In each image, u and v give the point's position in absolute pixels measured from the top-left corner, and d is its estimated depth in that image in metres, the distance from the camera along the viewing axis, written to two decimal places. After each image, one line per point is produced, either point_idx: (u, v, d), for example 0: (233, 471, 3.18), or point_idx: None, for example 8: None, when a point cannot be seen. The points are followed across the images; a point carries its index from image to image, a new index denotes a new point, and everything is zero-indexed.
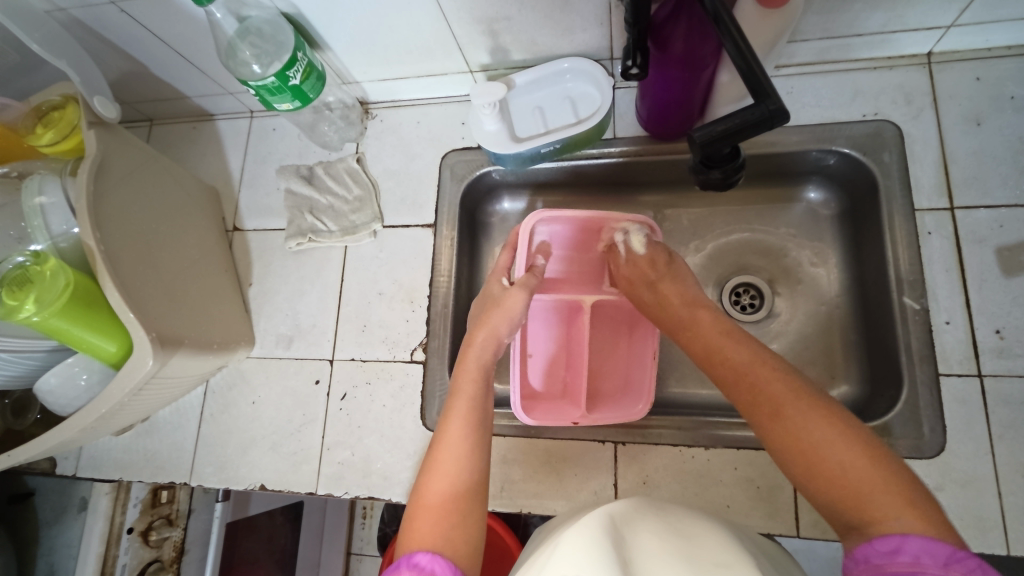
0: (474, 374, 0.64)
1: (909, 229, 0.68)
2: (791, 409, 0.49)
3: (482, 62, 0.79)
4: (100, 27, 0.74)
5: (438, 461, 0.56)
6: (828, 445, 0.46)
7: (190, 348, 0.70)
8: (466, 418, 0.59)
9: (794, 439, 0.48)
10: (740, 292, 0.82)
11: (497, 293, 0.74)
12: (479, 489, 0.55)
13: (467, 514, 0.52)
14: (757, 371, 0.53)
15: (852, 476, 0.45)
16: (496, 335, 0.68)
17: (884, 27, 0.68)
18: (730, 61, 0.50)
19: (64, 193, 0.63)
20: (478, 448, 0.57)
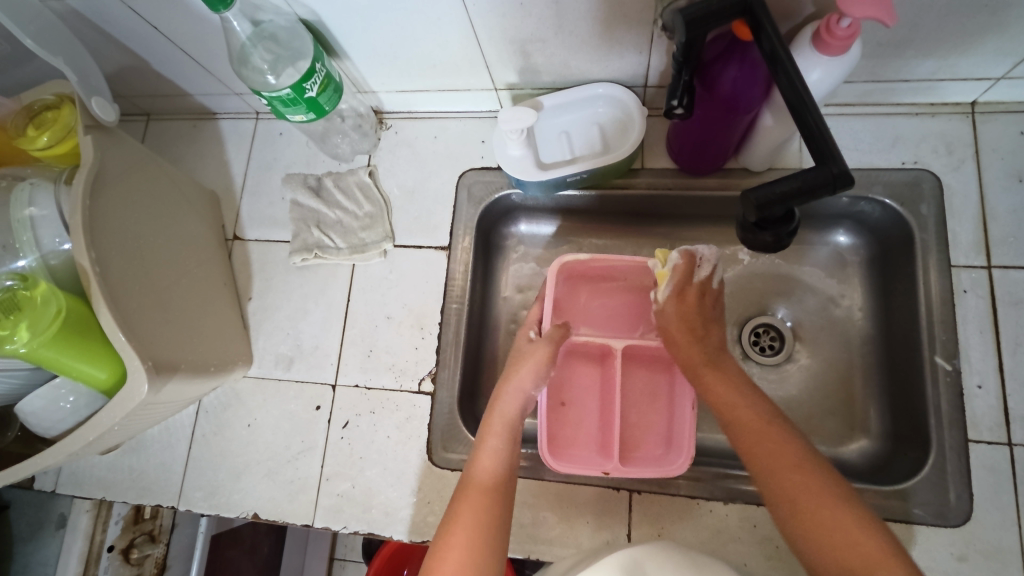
0: (501, 429, 0.62)
1: (945, 286, 0.66)
2: (797, 474, 0.49)
3: (509, 81, 0.75)
4: (101, 20, 0.69)
5: (468, 497, 0.55)
6: (835, 516, 0.46)
7: (185, 373, 0.66)
8: (492, 461, 0.58)
9: (799, 501, 0.48)
10: (760, 333, 0.79)
11: (516, 353, 0.70)
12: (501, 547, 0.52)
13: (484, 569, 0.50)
14: (768, 431, 0.53)
15: (850, 549, 0.44)
16: (522, 391, 0.66)
17: (932, 74, 0.65)
18: (781, 96, 0.48)
19: (56, 205, 0.58)
20: (496, 497, 0.55)
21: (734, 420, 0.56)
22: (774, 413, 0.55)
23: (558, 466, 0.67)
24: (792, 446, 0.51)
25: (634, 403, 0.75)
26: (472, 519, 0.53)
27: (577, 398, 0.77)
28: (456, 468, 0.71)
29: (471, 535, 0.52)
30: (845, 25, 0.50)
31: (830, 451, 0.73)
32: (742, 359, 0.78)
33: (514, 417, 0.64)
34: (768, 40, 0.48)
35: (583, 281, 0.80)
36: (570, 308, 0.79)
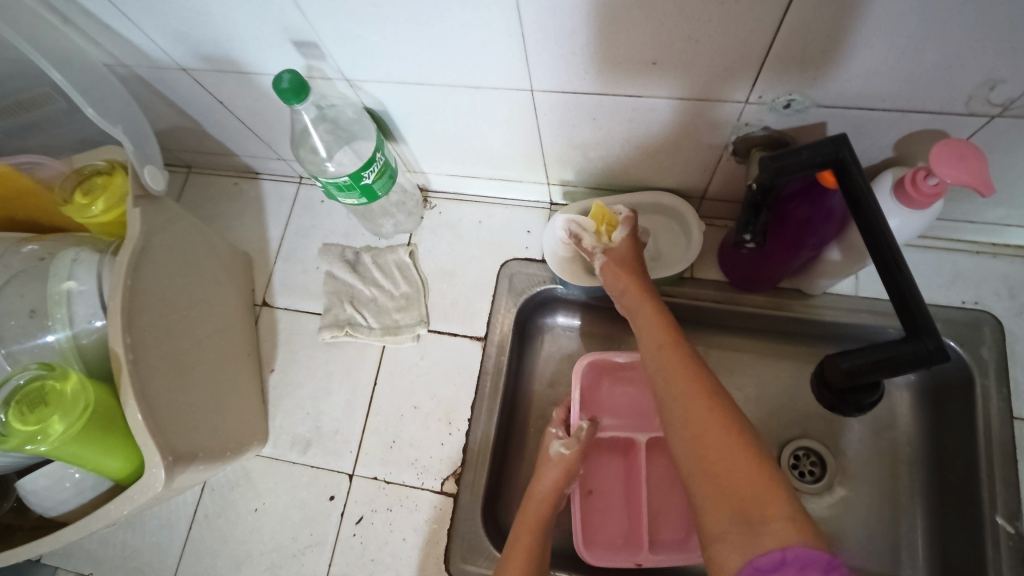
0: (564, 467, 0.66)
1: (1009, 439, 0.63)
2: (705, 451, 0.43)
3: (563, 178, 0.73)
4: (163, 86, 0.68)
5: (523, 534, 0.61)
6: (740, 492, 0.40)
7: (202, 462, 0.62)
8: (533, 533, 0.61)
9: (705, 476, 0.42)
10: (800, 457, 0.73)
11: (552, 455, 0.67)
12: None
13: None
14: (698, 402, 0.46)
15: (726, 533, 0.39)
16: (566, 466, 0.66)
17: (1000, 219, 0.64)
18: (863, 246, 0.46)
19: (96, 281, 0.56)
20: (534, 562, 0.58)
21: (666, 393, 0.49)
22: (716, 386, 0.48)
23: (592, 560, 0.64)
24: (721, 421, 0.44)
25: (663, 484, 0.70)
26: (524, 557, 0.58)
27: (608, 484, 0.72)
28: None
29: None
30: (932, 183, 0.49)
31: None
32: None
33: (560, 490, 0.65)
34: (853, 188, 0.46)
35: (609, 376, 0.75)
36: (599, 397, 0.74)
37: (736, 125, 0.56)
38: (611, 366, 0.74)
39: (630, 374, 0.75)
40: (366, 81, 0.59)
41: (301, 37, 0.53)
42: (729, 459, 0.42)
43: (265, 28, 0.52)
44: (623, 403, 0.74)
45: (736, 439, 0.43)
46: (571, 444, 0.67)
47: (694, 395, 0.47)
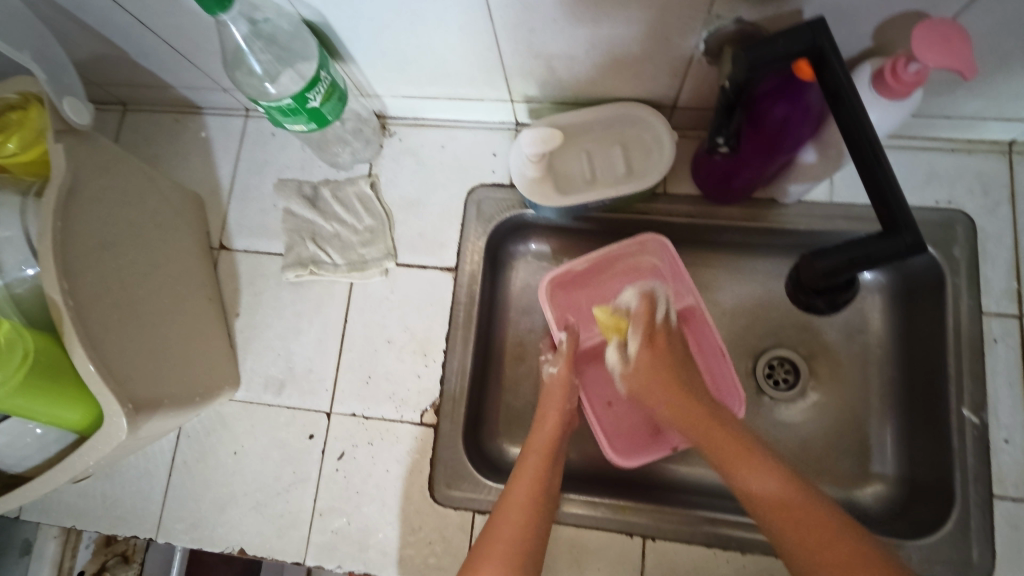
0: (564, 389, 0.67)
1: (976, 334, 0.64)
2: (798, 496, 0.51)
3: (528, 93, 0.69)
4: (76, 7, 0.61)
5: (530, 458, 0.62)
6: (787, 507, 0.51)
7: (169, 408, 0.60)
8: (544, 456, 0.62)
9: (789, 514, 0.50)
10: (775, 366, 0.76)
11: (546, 381, 0.69)
12: (541, 551, 0.57)
13: (529, 556, 0.55)
14: (748, 456, 0.54)
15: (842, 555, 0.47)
16: (568, 387, 0.67)
17: (977, 113, 0.62)
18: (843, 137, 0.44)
19: (23, 226, 0.52)
20: (543, 482, 0.60)
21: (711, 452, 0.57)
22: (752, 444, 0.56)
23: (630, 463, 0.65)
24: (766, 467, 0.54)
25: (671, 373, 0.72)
26: (530, 483, 0.60)
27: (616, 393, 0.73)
28: (459, 506, 0.68)
29: (517, 539, 0.55)
30: (912, 70, 0.46)
31: (844, 493, 0.71)
32: (756, 394, 0.75)
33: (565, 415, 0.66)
34: (833, 79, 0.44)
35: (580, 288, 0.75)
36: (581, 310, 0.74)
37: (707, 19, 0.52)
38: (579, 279, 0.74)
39: (599, 278, 0.74)
40: None
41: None
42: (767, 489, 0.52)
43: None
44: (604, 307, 0.75)
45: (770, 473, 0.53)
46: (557, 363, 0.69)
47: (738, 451, 0.55)
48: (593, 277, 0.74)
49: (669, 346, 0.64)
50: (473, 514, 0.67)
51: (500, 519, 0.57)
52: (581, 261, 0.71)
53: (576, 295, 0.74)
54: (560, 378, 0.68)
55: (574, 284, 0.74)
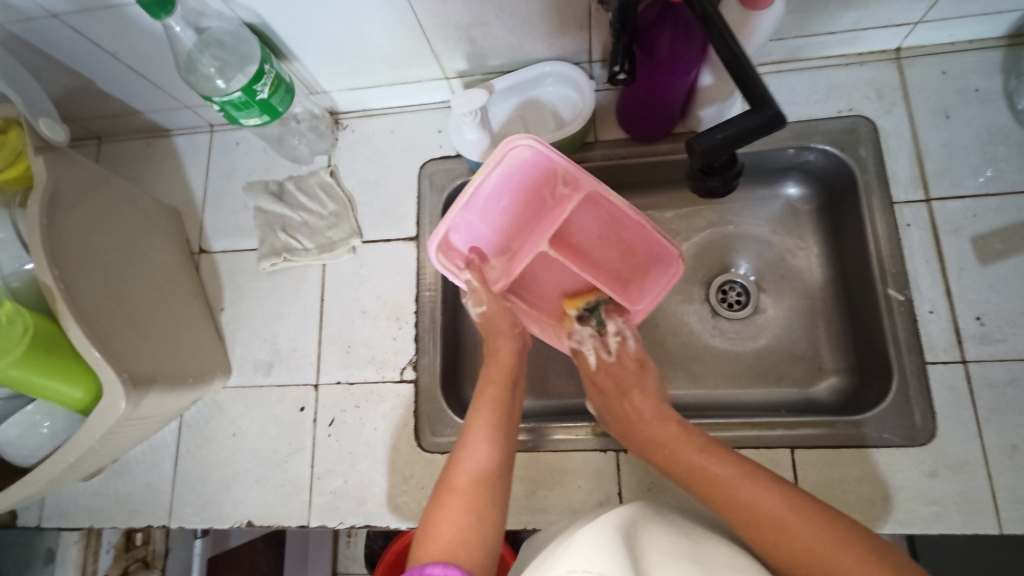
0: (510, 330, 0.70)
1: (890, 222, 0.70)
2: (759, 494, 0.50)
3: (459, 68, 0.76)
4: (43, 42, 0.69)
5: (489, 390, 0.64)
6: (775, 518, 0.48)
7: (164, 386, 0.66)
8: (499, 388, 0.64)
9: (756, 519, 0.49)
10: (727, 290, 0.82)
11: (480, 323, 0.72)
12: (508, 470, 0.57)
13: (490, 497, 0.52)
14: (707, 467, 0.55)
15: (812, 547, 0.46)
16: (508, 318, 0.70)
17: (855, 24, 0.69)
18: (717, 55, 0.50)
19: (14, 226, 0.60)
20: (502, 445, 0.57)
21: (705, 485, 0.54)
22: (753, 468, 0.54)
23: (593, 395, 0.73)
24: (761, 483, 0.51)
25: (599, 234, 0.74)
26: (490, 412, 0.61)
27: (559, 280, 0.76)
28: (445, 451, 0.72)
29: (483, 492, 0.52)
30: None
31: (801, 392, 0.75)
32: (711, 317, 0.81)
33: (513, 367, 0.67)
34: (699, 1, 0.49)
35: (474, 220, 0.73)
36: (488, 238, 0.76)
37: None
38: (472, 217, 0.73)
39: (490, 200, 0.72)
40: None
41: None
42: (762, 502, 0.49)
43: None
44: (507, 219, 0.75)
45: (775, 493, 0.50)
46: (480, 301, 0.70)
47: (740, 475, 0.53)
48: (476, 208, 0.72)
49: (616, 374, 0.71)
50: None
51: (462, 450, 0.57)
52: (452, 214, 0.70)
53: (474, 225, 0.74)
54: (487, 315, 0.70)
55: (469, 223, 0.73)
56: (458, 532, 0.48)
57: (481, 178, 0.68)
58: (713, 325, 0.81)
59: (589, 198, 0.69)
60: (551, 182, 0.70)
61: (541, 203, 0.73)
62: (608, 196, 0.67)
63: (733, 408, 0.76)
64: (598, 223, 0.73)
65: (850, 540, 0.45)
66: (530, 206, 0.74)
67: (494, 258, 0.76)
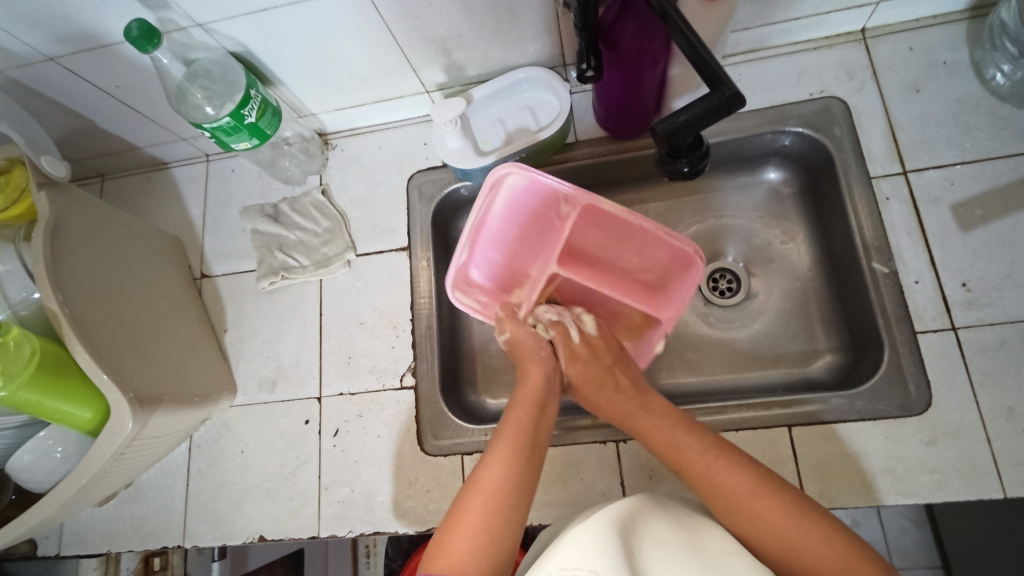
0: (540, 356, 0.70)
1: (869, 198, 0.71)
2: (727, 472, 0.53)
3: (438, 80, 0.79)
4: (42, 86, 0.73)
5: (517, 410, 0.62)
6: (782, 532, 0.49)
7: (169, 405, 0.68)
8: (528, 410, 0.62)
9: (727, 497, 0.52)
10: (717, 278, 0.83)
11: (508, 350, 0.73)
12: (530, 485, 0.55)
13: (508, 517, 0.52)
14: (682, 442, 0.58)
15: (773, 523, 0.49)
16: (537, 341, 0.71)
17: (817, 9, 0.71)
18: (680, 52, 0.52)
19: (19, 259, 0.64)
20: (522, 469, 0.55)
21: (712, 483, 0.53)
22: (762, 472, 0.53)
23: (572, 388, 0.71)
24: (773, 499, 0.50)
25: (615, 245, 0.77)
26: (517, 430, 0.59)
27: (582, 294, 0.79)
28: (448, 453, 0.73)
29: (494, 494, 0.53)
30: None
31: (799, 372, 0.76)
32: (704, 305, 0.82)
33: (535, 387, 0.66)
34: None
35: (492, 250, 0.79)
36: (508, 267, 0.80)
37: None
38: (486, 248, 0.78)
39: (501, 232, 0.78)
40: (216, 22, 0.64)
41: None
42: (769, 516, 0.49)
43: None
44: (522, 245, 0.79)
45: (779, 505, 0.50)
46: (505, 328, 0.73)
47: (747, 484, 0.52)
48: (488, 240, 0.77)
49: (592, 354, 0.70)
50: (462, 457, 0.73)
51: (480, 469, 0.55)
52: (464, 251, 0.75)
53: (494, 255, 0.79)
54: (512, 341, 0.72)
55: (488, 253, 0.78)
56: (472, 552, 0.48)
57: (481, 210, 0.73)
58: (706, 314, 0.81)
59: (587, 210, 0.73)
60: (550, 203, 0.73)
61: (549, 223, 0.77)
62: (605, 205, 0.70)
63: (730, 391, 0.76)
64: (606, 231, 0.76)
65: (816, 522, 0.48)
66: (538, 230, 0.78)
67: (519, 286, 0.79)
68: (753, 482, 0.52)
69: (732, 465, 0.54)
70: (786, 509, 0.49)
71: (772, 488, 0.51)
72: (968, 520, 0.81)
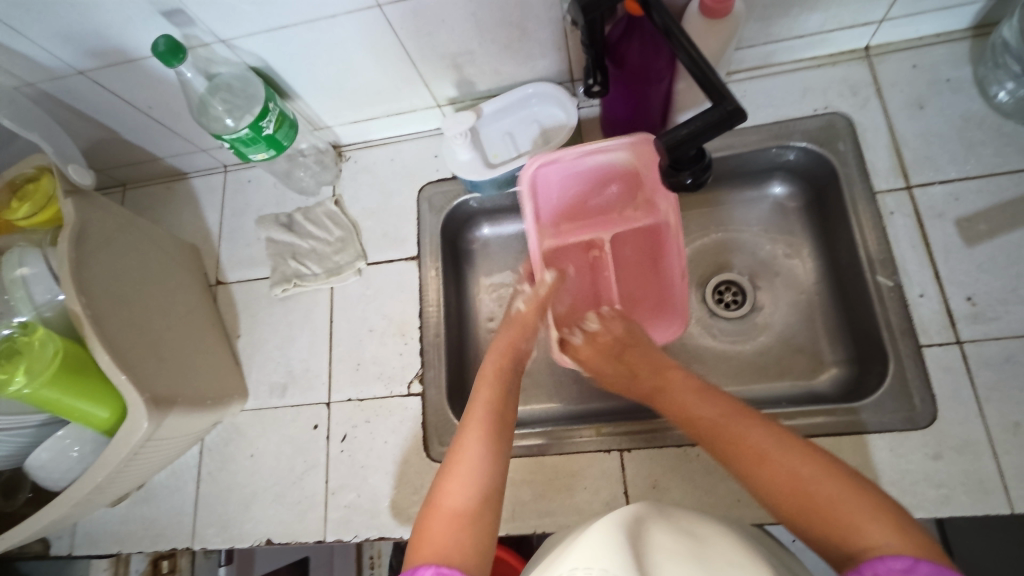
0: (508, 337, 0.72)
1: (873, 212, 0.72)
2: (745, 432, 0.53)
3: (449, 95, 0.82)
4: (71, 98, 0.76)
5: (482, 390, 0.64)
6: (801, 483, 0.47)
7: (183, 407, 0.70)
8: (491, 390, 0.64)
9: (751, 452, 0.51)
10: (723, 290, 0.83)
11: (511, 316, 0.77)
12: (504, 464, 0.56)
13: (484, 496, 0.52)
14: (704, 412, 0.58)
15: (797, 475, 0.48)
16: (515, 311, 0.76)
17: (821, 27, 0.72)
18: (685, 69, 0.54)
19: (45, 263, 0.66)
20: (493, 450, 0.56)
21: (736, 440, 0.53)
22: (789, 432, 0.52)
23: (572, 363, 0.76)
24: (798, 451, 0.49)
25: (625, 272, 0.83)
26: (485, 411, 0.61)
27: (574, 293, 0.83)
28: None
29: (468, 474, 0.53)
30: None
31: (805, 385, 0.76)
32: (709, 317, 0.82)
33: (503, 370, 0.67)
34: (661, 16, 0.54)
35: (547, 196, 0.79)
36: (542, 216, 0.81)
37: None
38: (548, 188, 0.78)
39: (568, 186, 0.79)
40: (238, 38, 0.67)
41: (166, 6, 0.62)
42: (790, 465, 0.48)
43: (132, 4, 0.61)
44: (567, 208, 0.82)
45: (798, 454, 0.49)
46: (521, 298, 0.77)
47: (771, 439, 0.51)
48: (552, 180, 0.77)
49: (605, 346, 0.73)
50: None
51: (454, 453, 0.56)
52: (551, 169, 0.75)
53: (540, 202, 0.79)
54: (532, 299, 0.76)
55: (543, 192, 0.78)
56: (453, 536, 0.48)
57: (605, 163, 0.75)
58: (711, 326, 0.82)
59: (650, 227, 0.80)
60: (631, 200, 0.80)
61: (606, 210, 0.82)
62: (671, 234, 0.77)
63: (736, 403, 0.77)
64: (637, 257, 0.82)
65: (838, 475, 0.47)
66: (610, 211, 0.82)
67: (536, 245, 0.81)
68: (779, 437, 0.51)
69: (754, 423, 0.53)
70: (807, 458, 0.48)
71: (797, 442, 0.50)
72: None
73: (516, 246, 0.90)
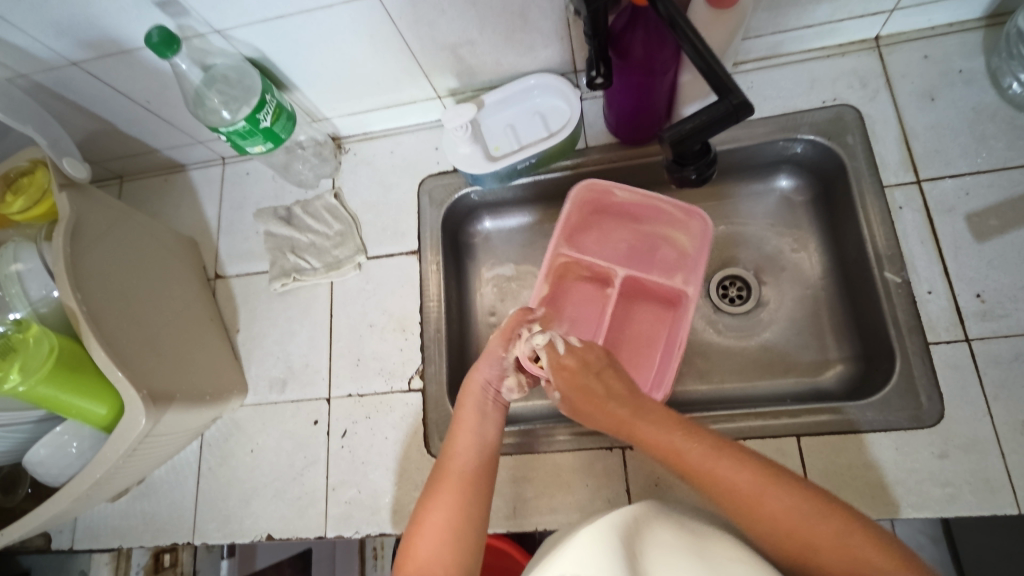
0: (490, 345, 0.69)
1: (881, 206, 0.70)
2: (729, 472, 0.51)
3: (450, 86, 0.80)
4: (65, 89, 0.75)
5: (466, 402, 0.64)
6: (795, 527, 0.47)
7: (181, 403, 0.69)
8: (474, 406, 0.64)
9: (737, 494, 0.50)
10: (728, 285, 0.82)
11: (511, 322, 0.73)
12: (488, 481, 0.57)
13: (468, 505, 0.54)
14: (681, 447, 0.55)
15: (790, 517, 0.48)
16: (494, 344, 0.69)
17: (831, 16, 0.71)
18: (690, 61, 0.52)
19: (40, 258, 0.65)
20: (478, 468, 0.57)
21: (718, 480, 0.51)
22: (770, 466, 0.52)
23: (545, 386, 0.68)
24: (787, 491, 0.49)
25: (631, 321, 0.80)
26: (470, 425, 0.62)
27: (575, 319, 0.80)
28: None
29: (458, 496, 0.54)
30: None
31: (810, 382, 0.75)
32: (713, 313, 0.81)
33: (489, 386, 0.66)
34: (666, 5, 0.52)
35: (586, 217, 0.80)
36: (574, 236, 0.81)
37: None
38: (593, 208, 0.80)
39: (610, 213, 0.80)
40: (234, 28, 0.66)
41: None
42: (781, 508, 0.48)
43: None
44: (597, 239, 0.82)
45: (788, 494, 0.49)
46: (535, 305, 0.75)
47: (754, 478, 0.50)
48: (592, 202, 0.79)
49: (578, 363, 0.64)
50: None
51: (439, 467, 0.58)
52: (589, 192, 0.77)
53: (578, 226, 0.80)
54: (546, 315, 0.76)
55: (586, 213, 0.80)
56: (438, 549, 0.49)
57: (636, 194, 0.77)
58: (715, 321, 0.81)
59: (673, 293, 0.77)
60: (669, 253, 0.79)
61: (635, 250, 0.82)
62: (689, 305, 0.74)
63: (740, 399, 0.76)
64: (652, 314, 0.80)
65: (827, 513, 0.48)
66: (647, 234, 0.83)
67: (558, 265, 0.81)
68: (767, 476, 0.50)
69: (738, 460, 0.52)
70: (798, 499, 0.49)
71: (783, 479, 0.50)
72: (983, 535, 0.79)
73: (518, 240, 0.89)
